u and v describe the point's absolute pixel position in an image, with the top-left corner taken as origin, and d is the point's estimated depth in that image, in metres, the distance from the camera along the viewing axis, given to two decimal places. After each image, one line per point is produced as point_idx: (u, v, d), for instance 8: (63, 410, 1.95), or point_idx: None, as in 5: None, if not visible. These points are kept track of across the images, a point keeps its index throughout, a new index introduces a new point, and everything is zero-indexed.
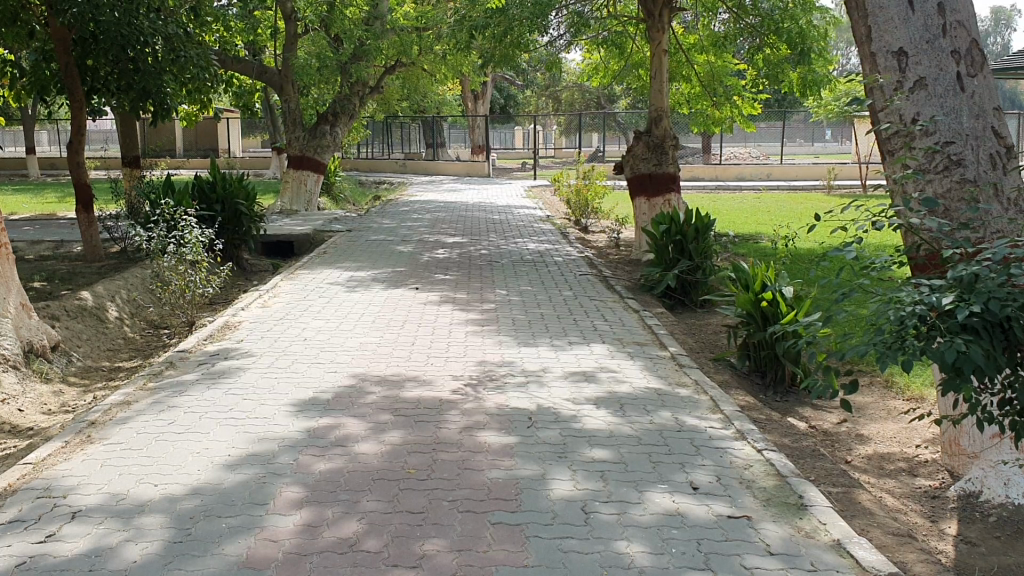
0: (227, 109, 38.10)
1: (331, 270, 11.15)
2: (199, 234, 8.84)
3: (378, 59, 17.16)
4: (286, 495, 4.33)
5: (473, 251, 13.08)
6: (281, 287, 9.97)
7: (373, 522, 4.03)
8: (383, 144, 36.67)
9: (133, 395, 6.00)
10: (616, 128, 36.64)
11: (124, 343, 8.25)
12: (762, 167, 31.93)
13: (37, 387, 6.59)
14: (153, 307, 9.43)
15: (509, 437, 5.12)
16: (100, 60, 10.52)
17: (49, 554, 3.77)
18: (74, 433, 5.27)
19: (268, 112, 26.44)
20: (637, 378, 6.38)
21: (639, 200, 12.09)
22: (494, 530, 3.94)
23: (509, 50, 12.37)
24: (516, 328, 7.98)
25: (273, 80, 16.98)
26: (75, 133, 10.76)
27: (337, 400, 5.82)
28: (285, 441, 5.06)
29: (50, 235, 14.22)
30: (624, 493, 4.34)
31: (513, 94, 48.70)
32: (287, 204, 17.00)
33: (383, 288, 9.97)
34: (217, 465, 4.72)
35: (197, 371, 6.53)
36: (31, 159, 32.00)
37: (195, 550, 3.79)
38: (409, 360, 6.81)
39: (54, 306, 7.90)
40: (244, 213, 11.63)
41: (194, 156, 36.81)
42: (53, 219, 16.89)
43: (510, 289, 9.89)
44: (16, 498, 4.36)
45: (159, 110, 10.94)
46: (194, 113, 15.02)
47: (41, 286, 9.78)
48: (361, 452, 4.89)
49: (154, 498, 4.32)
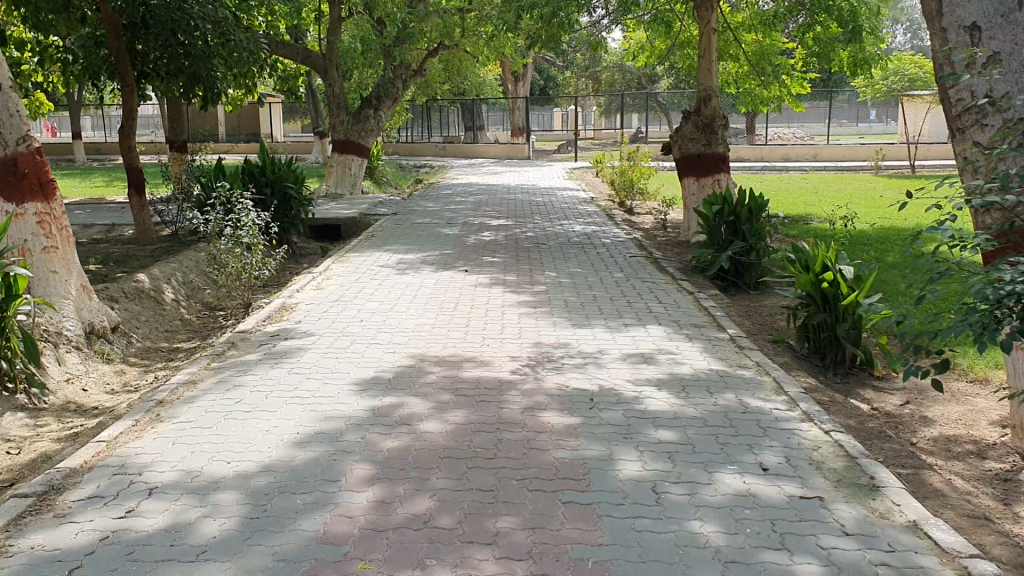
0: (270, 94, 38.51)
1: (379, 253, 11.21)
2: (254, 217, 8.95)
3: (422, 42, 16.97)
4: (356, 473, 4.37)
5: (520, 233, 13.08)
6: (333, 269, 10.05)
7: (445, 499, 4.06)
8: (423, 127, 36.77)
9: (198, 375, 6.10)
10: (658, 110, 36.39)
11: (181, 325, 8.38)
12: (807, 147, 31.60)
13: (100, 368, 6.71)
14: (209, 289, 9.58)
15: (572, 417, 5.13)
16: (150, 45, 10.75)
17: (130, 529, 3.85)
18: (144, 413, 5.37)
19: (310, 100, 26.61)
20: (697, 360, 6.34)
21: (688, 180, 11.97)
22: (566, 509, 3.95)
23: (555, 31, 12.28)
24: (571, 309, 7.96)
25: (317, 64, 17.06)
26: (125, 117, 10.86)
27: (398, 380, 5.86)
28: (351, 419, 5.11)
29: (103, 219, 14.44)
30: (693, 473, 4.33)
31: (549, 70, 48.79)
32: (331, 188, 17.23)
33: (432, 270, 10.00)
34: (287, 443, 4.78)
35: (259, 352, 6.61)
36: (76, 144, 32.51)
37: (272, 526, 3.84)
38: (465, 341, 6.84)
39: (114, 288, 8.02)
40: (292, 196, 11.71)
41: (237, 141, 37.35)
42: (103, 203, 17.20)
43: (559, 271, 9.87)
44: (92, 476, 4.45)
45: (208, 95, 11.24)
46: (240, 97, 15.12)
47: (97, 269, 9.94)
48: (426, 430, 4.93)
49: (227, 475, 4.39)
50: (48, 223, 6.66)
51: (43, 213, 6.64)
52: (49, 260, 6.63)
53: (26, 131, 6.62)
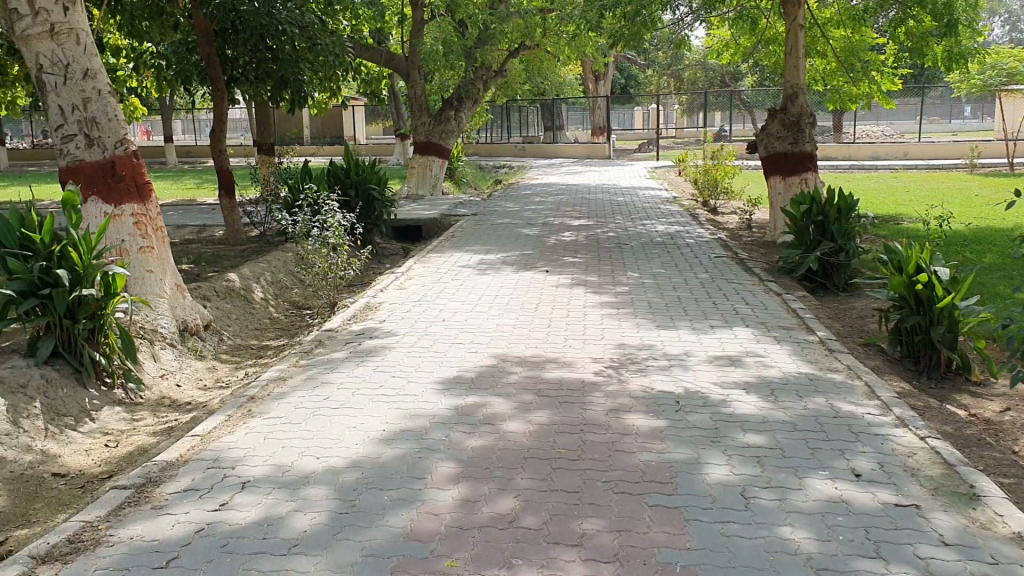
0: (353, 97, 39.18)
1: (461, 253, 11.30)
2: (340, 218, 9.11)
3: (503, 42, 17.03)
4: (442, 471, 4.41)
5: (602, 233, 13.02)
6: (416, 270, 10.16)
7: (530, 500, 4.06)
8: (503, 128, 36.92)
9: (287, 372, 6.24)
10: (742, 109, 35.82)
11: (269, 324, 8.58)
12: (898, 145, 30.67)
13: (193, 364, 6.91)
14: (297, 289, 9.79)
15: (658, 420, 5.08)
16: (240, 50, 11.03)
17: (224, 522, 3.95)
18: (236, 408, 5.51)
19: (393, 102, 26.96)
20: (786, 363, 6.22)
21: (774, 179, 11.73)
22: (652, 512, 3.92)
23: (638, 29, 12.19)
24: (654, 311, 7.89)
25: (400, 66, 17.28)
26: (216, 121, 11.15)
27: (481, 380, 5.89)
28: (436, 418, 5.16)
29: (194, 220, 14.88)
30: (783, 478, 4.25)
31: (630, 70, 48.48)
32: (412, 189, 17.44)
33: (514, 270, 10.03)
34: (373, 440, 4.85)
35: (345, 350, 6.72)
36: (168, 148, 33.58)
37: (360, 522, 3.90)
38: (548, 342, 6.84)
39: (206, 287, 8.25)
40: (375, 197, 11.89)
41: (321, 144, 38.08)
42: (194, 205, 17.73)
43: (642, 272, 9.79)
44: (188, 469, 4.59)
45: (296, 99, 11.47)
46: (325, 101, 15.41)
47: (190, 268, 10.25)
48: (510, 430, 4.94)
49: (316, 470, 4.48)
50: (145, 224, 6.87)
51: (140, 214, 6.84)
52: (146, 260, 6.86)
53: (124, 134, 6.76)
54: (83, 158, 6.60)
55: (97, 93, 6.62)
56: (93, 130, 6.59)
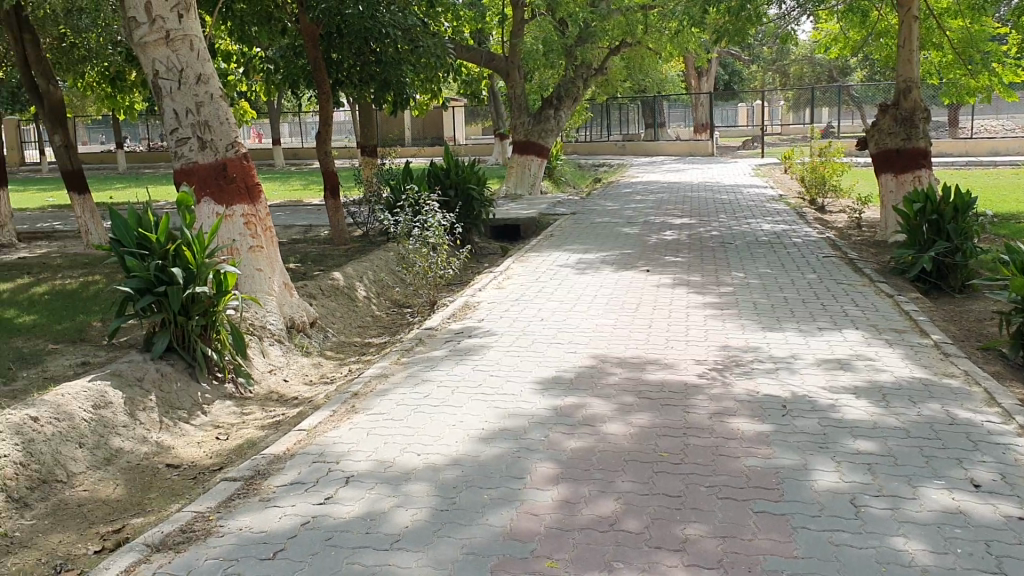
0: (454, 98, 39.61)
1: (561, 253, 11.28)
2: (440, 218, 9.21)
3: (604, 40, 16.92)
4: (541, 471, 4.40)
5: (704, 232, 12.82)
6: (516, 269, 10.19)
7: (631, 503, 4.01)
8: (603, 126, 36.77)
9: (390, 369, 6.34)
10: (851, 104, 34.76)
11: (372, 322, 8.74)
12: (1021, 139, 29.23)
13: (300, 360, 7.09)
14: (398, 288, 9.94)
15: (763, 424, 4.96)
16: (345, 53, 11.25)
17: (329, 515, 4.03)
18: (340, 404, 5.62)
19: (493, 102, 27.15)
20: (898, 367, 5.98)
21: (886, 176, 11.33)
22: (758, 519, 3.82)
23: (742, 25, 11.95)
24: (759, 312, 7.70)
25: (500, 67, 17.39)
26: (322, 124, 11.40)
27: (581, 380, 5.86)
28: (535, 418, 5.15)
29: (301, 220, 15.29)
30: (895, 487, 4.09)
31: (734, 66, 47.63)
32: (511, 188, 17.53)
33: (614, 270, 9.96)
34: (473, 438, 4.87)
35: (445, 349, 6.79)
36: (276, 150, 34.62)
37: (461, 519, 3.92)
38: (649, 343, 6.76)
39: (312, 286, 8.45)
40: (475, 198, 11.98)
41: (422, 144, 38.66)
42: (301, 205, 18.23)
43: (747, 272, 9.59)
44: (294, 462, 4.70)
45: (398, 100, 11.61)
46: (427, 102, 15.62)
47: (296, 267, 10.53)
48: (610, 432, 4.89)
49: (417, 467, 4.53)
50: (255, 224, 7.08)
51: (251, 214, 7.04)
52: (255, 259, 7.06)
53: (235, 137, 6.97)
54: (197, 160, 6.83)
55: (210, 97, 6.84)
56: (207, 133, 6.81)
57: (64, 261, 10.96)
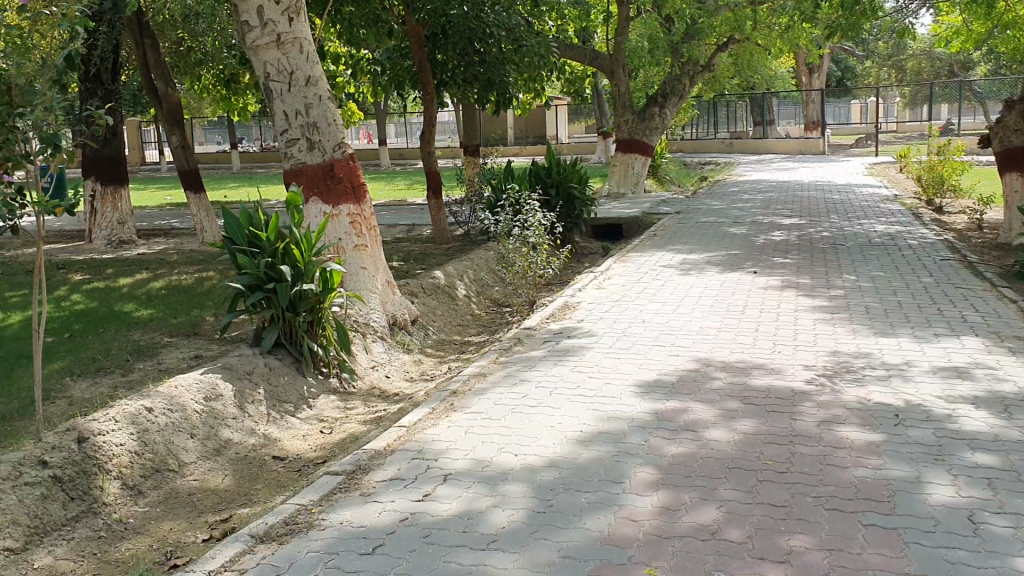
0: (558, 97, 39.57)
1: (664, 253, 11.11)
2: (541, 217, 9.18)
3: (711, 37, 16.60)
4: (641, 476, 4.32)
5: (813, 233, 12.43)
6: (617, 269, 10.09)
7: (733, 511, 3.90)
8: (709, 124, 36.16)
9: (489, 368, 6.35)
10: (974, 99, 33.21)
11: (472, 320, 8.78)
12: None
13: (401, 357, 7.17)
14: (498, 287, 9.96)
15: (874, 434, 4.75)
16: (449, 53, 11.32)
17: (427, 513, 4.05)
18: (439, 402, 5.66)
19: (597, 100, 27.02)
20: (1022, 377, 5.66)
21: (1011, 175, 10.77)
22: (867, 532, 3.66)
23: (857, 19, 11.53)
24: (871, 317, 7.41)
25: (605, 65, 17.30)
26: (426, 124, 11.52)
27: (683, 384, 5.74)
28: (635, 421, 5.07)
29: (404, 219, 15.50)
30: (1019, 504, 3.85)
31: (848, 61, 46.17)
32: (614, 187, 17.41)
33: (718, 271, 9.75)
34: (572, 440, 4.82)
35: (545, 349, 6.76)
36: (382, 150, 35.28)
37: (558, 522, 3.89)
38: (754, 346, 6.58)
39: (413, 284, 8.54)
40: (576, 196, 11.91)
41: (525, 144, 38.76)
42: (405, 204, 18.49)
43: (858, 275, 9.25)
44: (394, 459, 4.75)
45: (501, 100, 11.61)
46: (530, 101, 15.63)
47: (399, 266, 10.68)
48: (712, 438, 4.77)
49: (515, 467, 4.51)
50: (360, 223, 7.19)
51: (356, 214, 7.16)
52: (360, 257, 7.18)
53: (342, 138, 7.09)
54: (306, 160, 6.99)
55: (319, 98, 6.97)
56: (315, 134, 6.95)
57: (180, 257, 11.39)
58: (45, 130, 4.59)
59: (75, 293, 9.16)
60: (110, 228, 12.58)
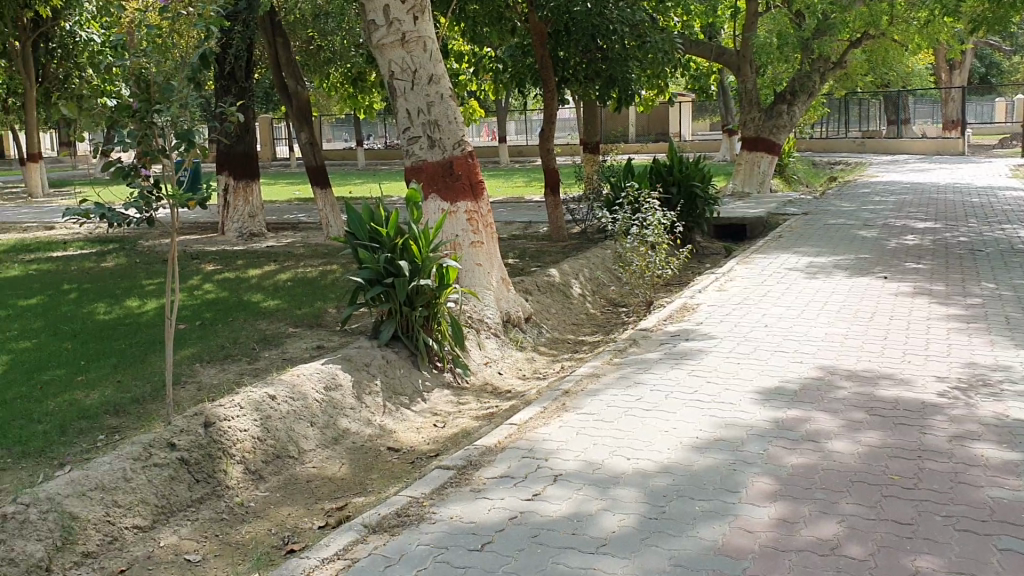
0: (681, 93, 39.00)
1: (788, 255, 10.78)
2: (660, 216, 9.03)
3: (844, 32, 16.01)
4: (757, 486, 4.18)
5: (950, 237, 11.83)
6: (738, 271, 9.84)
7: (855, 527, 3.72)
8: (840, 122, 34.97)
9: (603, 368, 6.28)
10: None
11: (586, 319, 8.72)
12: None
13: (514, 354, 7.18)
14: (614, 286, 9.87)
15: (1012, 452, 4.46)
16: (572, 51, 11.26)
17: (537, 513, 4.03)
18: (552, 401, 5.63)
19: (722, 97, 26.48)
20: None
21: None
22: (1002, 557, 3.43)
23: (1005, 11, 10.89)
24: (1011, 327, 6.97)
25: (731, 62, 16.95)
26: (547, 121, 11.51)
27: (805, 392, 5.53)
28: (753, 429, 4.92)
29: (522, 216, 15.55)
30: None
31: (992, 55, 43.80)
32: (738, 186, 17.03)
33: (846, 276, 9.38)
34: (686, 446, 4.71)
35: (660, 351, 6.64)
36: (503, 147, 35.53)
37: (670, 529, 3.80)
38: (881, 356, 6.29)
39: (528, 281, 8.54)
40: (698, 195, 11.66)
41: (647, 141, 38.37)
42: (524, 201, 18.57)
43: (999, 282, 8.74)
44: (505, 456, 4.74)
45: (622, 97, 11.48)
46: (652, 98, 15.43)
47: (515, 262, 10.71)
48: (835, 450, 4.58)
49: (627, 471, 4.43)
50: (477, 220, 7.23)
51: (473, 211, 7.20)
52: (476, 254, 7.22)
53: (462, 136, 7.14)
54: (426, 157, 7.08)
55: (440, 96, 7.03)
56: (435, 132, 7.03)
57: (305, 250, 11.75)
58: (181, 126, 4.82)
59: (206, 282, 9.56)
60: (241, 221, 13.09)
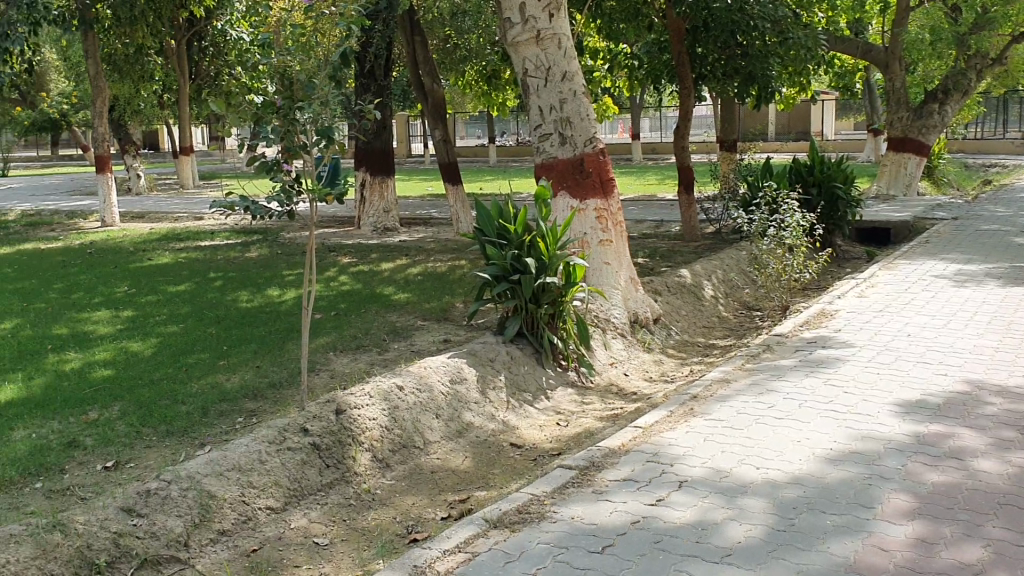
0: (824, 91, 37.67)
1: (936, 261, 10.23)
2: (800, 217, 8.71)
3: (1005, 27, 15.07)
4: (895, 503, 3.97)
5: None
6: (880, 276, 9.40)
7: (1003, 553, 3.49)
8: (997, 121, 33.03)
9: (733, 374, 6.11)
10: None
11: (718, 322, 8.51)
12: None
13: (641, 356, 7.07)
14: (748, 289, 9.60)
15: None
16: (710, 47, 11.01)
17: (660, 518, 3.94)
18: (678, 405, 5.51)
19: (868, 95, 25.42)
20: None
21: None
22: None
23: None
24: None
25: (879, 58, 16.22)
26: (682, 119, 11.30)
27: (950, 407, 5.23)
28: (891, 443, 4.68)
29: (654, 215, 15.35)
30: None
31: None
32: (883, 188, 16.29)
33: (1000, 285, 8.82)
34: (819, 458, 4.53)
35: (794, 358, 6.41)
36: (637, 145, 35.21)
37: (799, 543, 3.65)
38: None
39: (659, 282, 8.40)
40: (840, 196, 11.20)
41: (786, 140, 37.25)
42: (656, 200, 18.33)
43: None
44: (629, 459, 4.67)
45: (762, 94, 11.11)
46: (793, 96, 14.94)
47: (646, 262, 10.58)
48: (982, 469, 4.30)
49: (755, 481, 4.29)
50: (607, 218, 7.16)
51: (603, 209, 7.13)
52: (605, 252, 7.15)
53: (594, 133, 7.08)
54: (557, 155, 7.06)
55: (573, 94, 7.00)
56: (567, 129, 7.00)
57: (437, 245, 11.95)
58: (321, 123, 4.96)
59: (342, 274, 9.84)
60: (377, 216, 13.44)
